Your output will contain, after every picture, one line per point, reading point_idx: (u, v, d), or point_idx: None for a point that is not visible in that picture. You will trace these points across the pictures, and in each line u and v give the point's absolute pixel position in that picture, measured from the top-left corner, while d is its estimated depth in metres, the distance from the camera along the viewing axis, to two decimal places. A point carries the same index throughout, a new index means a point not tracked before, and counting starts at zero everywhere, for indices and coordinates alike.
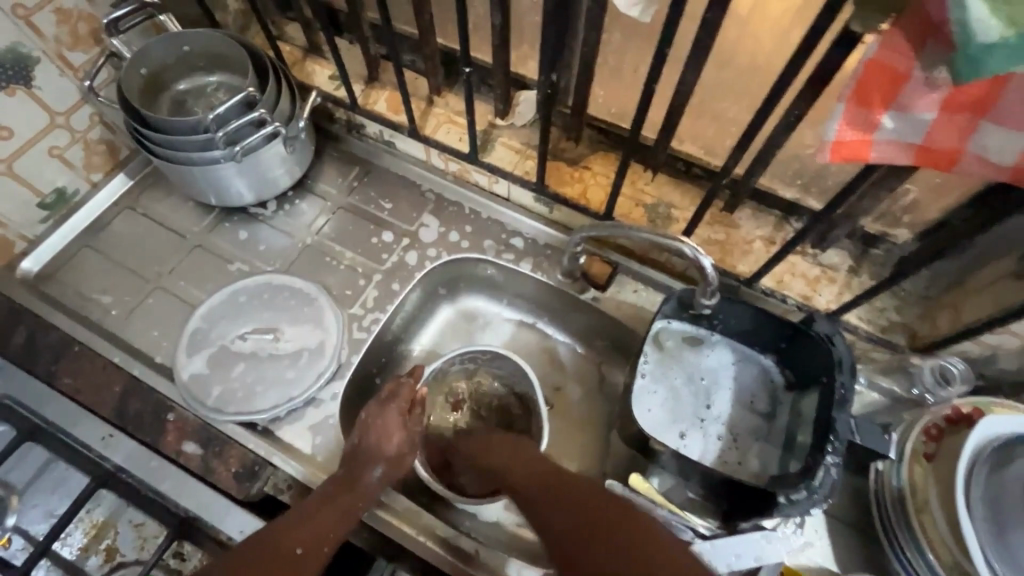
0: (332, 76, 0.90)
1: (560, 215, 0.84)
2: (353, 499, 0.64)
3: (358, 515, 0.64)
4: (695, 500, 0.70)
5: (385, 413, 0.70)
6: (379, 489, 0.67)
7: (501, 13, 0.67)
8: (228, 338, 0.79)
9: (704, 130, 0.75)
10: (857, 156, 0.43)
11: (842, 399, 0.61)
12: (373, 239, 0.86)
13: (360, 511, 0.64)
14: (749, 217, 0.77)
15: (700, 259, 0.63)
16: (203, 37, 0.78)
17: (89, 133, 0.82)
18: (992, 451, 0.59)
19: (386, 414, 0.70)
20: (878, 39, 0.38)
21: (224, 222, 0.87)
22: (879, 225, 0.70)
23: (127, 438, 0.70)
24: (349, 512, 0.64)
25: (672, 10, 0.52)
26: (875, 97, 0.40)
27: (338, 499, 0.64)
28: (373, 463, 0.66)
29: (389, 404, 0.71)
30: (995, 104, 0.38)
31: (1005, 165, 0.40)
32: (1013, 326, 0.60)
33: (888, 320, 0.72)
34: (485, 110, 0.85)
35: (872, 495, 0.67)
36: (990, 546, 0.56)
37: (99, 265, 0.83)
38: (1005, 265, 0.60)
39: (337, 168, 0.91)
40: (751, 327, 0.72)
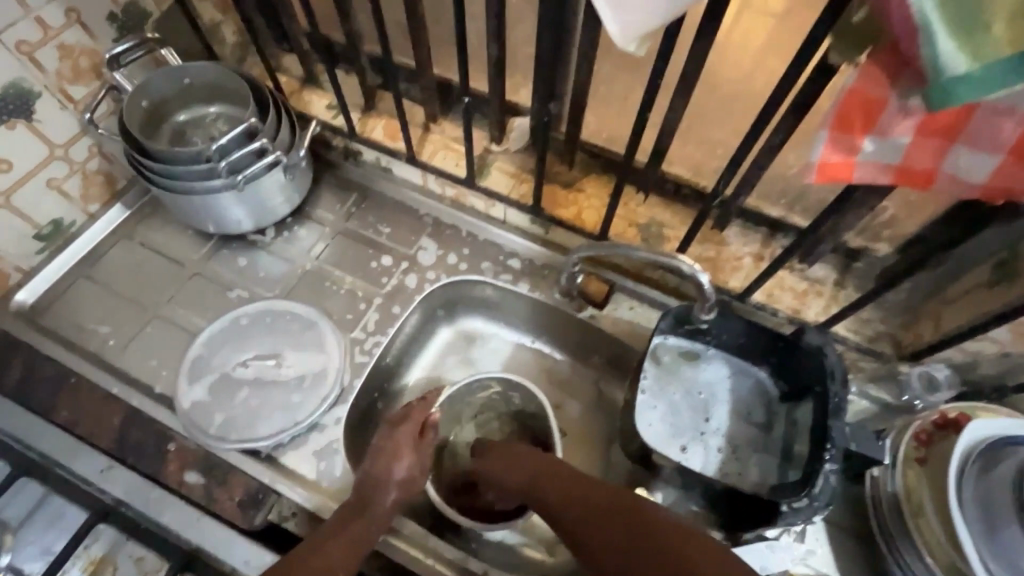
0: (329, 105, 0.92)
1: (556, 236, 0.87)
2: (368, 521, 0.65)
3: (371, 542, 0.64)
4: (698, 512, 0.71)
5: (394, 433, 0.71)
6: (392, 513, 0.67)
7: (497, 45, 0.70)
8: (229, 365, 0.79)
9: (692, 153, 0.79)
10: (842, 177, 0.46)
11: (837, 407, 0.63)
12: (373, 263, 0.87)
13: (374, 534, 0.65)
14: (738, 235, 0.80)
15: (697, 275, 0.65)
16: (203, 70, 0.80)
17: (87, 165, 0.82)
18: (979, 455, 0.62)
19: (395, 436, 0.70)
20: (857, 70, 0.41)
21: (222, 250, 0.87)
22: (860, 240, 0.75)
23: (127, 470, 0.69)
24: (359, 541, 0.64)
25: (663, 43, 0.55)
26: (856, 123, 0.43)
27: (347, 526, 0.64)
28: (385, 488, 0.67)
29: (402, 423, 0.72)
30: (964, 129, 0.41)
31: (977, 183, 0.44)
32: (992, 333, 0.63)
33: (873, 330, 0.75)
34: (481, 136, 0.87)
35: (869, 500, 0.69)
36: (984, 546, 0.58)
37: (96, 295, 0.83)
38: (980, 274, 0.64)
39: (335, 194, 0.93)
40: (744, 342, 0.74)
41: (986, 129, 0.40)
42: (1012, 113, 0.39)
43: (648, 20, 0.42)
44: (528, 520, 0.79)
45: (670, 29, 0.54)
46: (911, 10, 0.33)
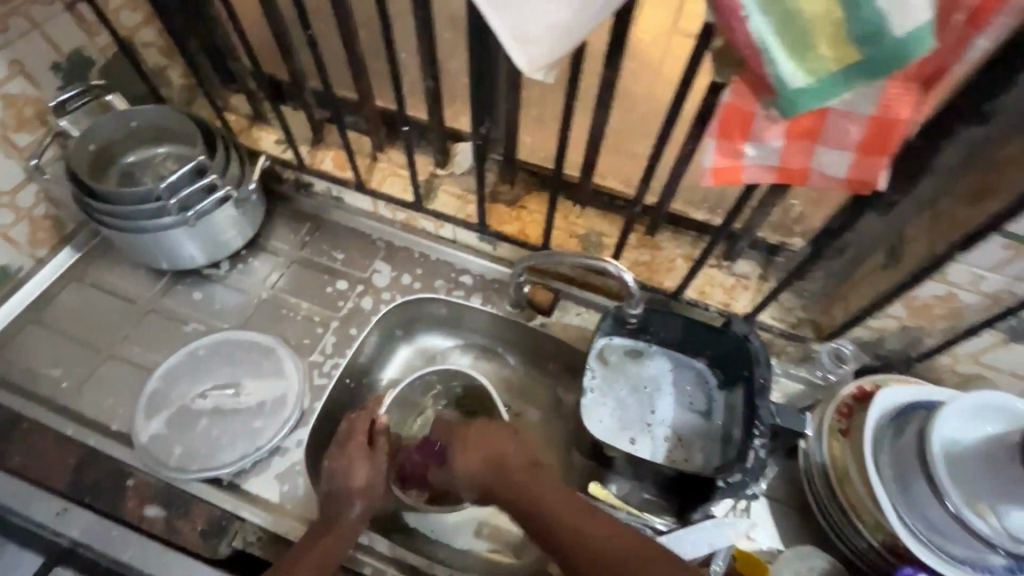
0: (278, 140, 0.96)
1: (503, 251, 0.92)
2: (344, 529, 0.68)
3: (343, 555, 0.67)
4: (652, 499, 0.75)
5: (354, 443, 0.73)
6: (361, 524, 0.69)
7: (431, 77, 0.76)
8: (187, 398, 0.79)
9: (621, 167, 0.86)
10: (732, 178, 0.53)
11: (762, 387, 0.69)
12: (329, 288, 0.90)
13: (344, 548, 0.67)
14: (669, 239, 0.87)
15: (623, 274, 0.71)
16: (149, 113, 0.83)
17: (34, 210, 0.83)
18: (890, 420, 0.69)
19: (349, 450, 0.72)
20: (729, 89, 0.47)
21: (176, 285, 0.88)
22: (777, 236, 0.82)
23: (84, 510, 0.69)
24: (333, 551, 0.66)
25: (574, 70, 0.62)
26: (735, 133, 0.50)
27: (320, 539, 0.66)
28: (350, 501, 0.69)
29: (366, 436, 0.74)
30: (822, 131, 0.48)
31: (843, 177, 0.50)
32: (890, 309, 0.70)
33: (795, 317, 0.82)
34: (426, 162, 0.92)
35: (803, 474, 0.75)
36: (900, 502, 0.65)
37: (46, 339, 0.83)
38: (876, 258, 0.72)
39: (288, 225, 0.96)
40: (681, 337, 0.80)
41: (838, 131, 0.47)
42: (854, 116, 0.46)
43: (551, 51, 0.47)
44: (494, 526, 0.81)
45: (578, 58, 0.61)
46: (752, 36, 0.40)
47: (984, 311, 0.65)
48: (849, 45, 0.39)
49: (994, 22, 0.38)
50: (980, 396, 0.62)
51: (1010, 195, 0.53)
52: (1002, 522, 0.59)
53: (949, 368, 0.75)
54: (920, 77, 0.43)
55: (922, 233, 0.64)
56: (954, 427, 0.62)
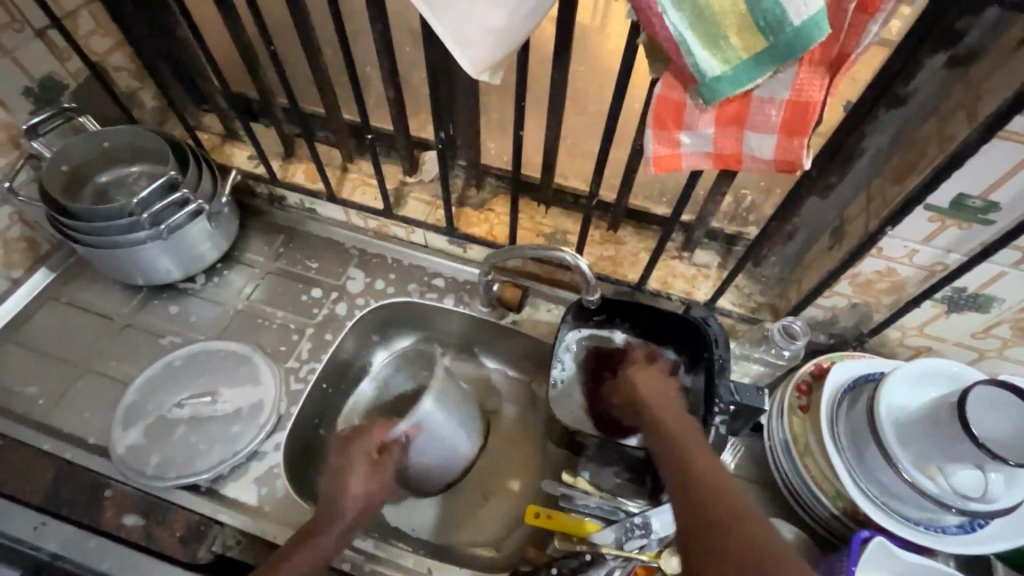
0: (250, 155, 0.98)
1: (474, 253, 0.94)
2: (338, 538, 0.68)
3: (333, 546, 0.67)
4: (623, 484, 0.77)
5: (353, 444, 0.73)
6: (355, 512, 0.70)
7: (392, 87, 0.79)
8: (164, 407, 0.80)
9: (581, 167, 0.89)
10: (672, 166, 0.56)
11: (722, 367, 0.73)
12: (303, 297, 0.92)
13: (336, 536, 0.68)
14: (632, 233, 0.90)
15: (580, 263, 0.74)
16: (122, 133, 0.85)
17: (8, 232, 0.85)
18: (845, 392, 0.72)
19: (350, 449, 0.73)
20: (659, 82, 0.51)
21: (152, 300, 0.90)
22: (733, 226, 0.86)
23: (61, 523, 0.70)
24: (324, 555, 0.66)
25: (522, 74, 0.65)
26: (670, 122, 0.53)
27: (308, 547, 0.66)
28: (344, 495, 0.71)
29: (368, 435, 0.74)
30: (747, 117, 0.52)
31: (772, 159, 0.54)
32: (838, 288, 0.74)
33: (754, 302, 0.86)
34: (395, 170, 0.96)
35: (768, 452, 0.77)
36: (856, 470, 0.68)
37: (22, 358, 0.84)
38: (823, 241, 0.76)
39: (262, 237, 0.98)
40: (644, 326, 0.83)
41: (761, 116, 0.51)
42: (774, 100, 0.49)
43: (491, 53, 0.51)
44: (473, 520, 0.83)
45: (526, 62, 0.64)
46: (669, 29, 0.44)
47: (922, 283, 0.69)
48: (755, 34, 0.43)
49: (884, 8, 0.43)
50: (921, 363, 0.66)
51: (927, 171, 0.58)
52: (949, 482, 0.62)
53: (900, 342, 0.78)
54: (827, 61, 0.47)
55: (860, 213, 0.68)
56: (900, 394, 0.66)
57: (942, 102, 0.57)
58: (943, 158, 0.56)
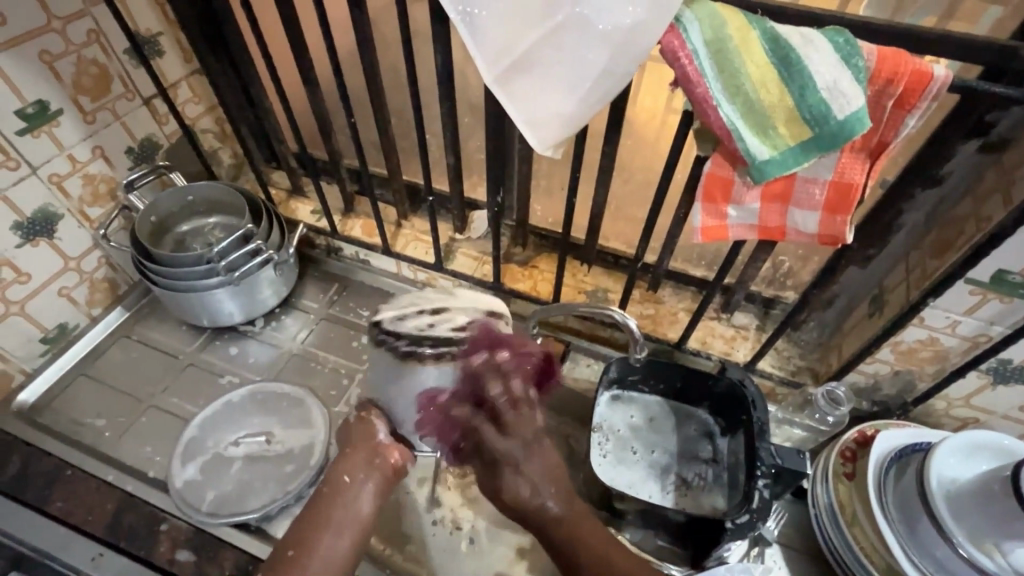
0: (313, 210, 1.07)
1: (516, 307, 0.99)
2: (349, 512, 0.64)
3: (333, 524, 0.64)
4: (665, 545, 0.76)
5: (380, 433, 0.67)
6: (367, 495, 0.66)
7: (453, 154, 0.87)
8: (221, 445, 0.84)
9: (623, 229, 0.95)
10: (719, 235, 0.61)
11: (761, 430, 0.74)
12: (354, 342, 0.97)
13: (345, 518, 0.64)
14: (671, 294, 0.94)
15: (627, 321, 0.76)
16: (205, 188, 0.94)
17: (95, 273, 0.93)
18: (892, 460, 0.72)
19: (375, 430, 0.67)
20: (709, 161, 0.56)
21: (215, 340, 0.96)
22: (771, 290, 0.89)
23: (119, 555, 0.72)
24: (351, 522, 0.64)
25: (578, 147, 0.72)
26: (718, 197, 0.58)
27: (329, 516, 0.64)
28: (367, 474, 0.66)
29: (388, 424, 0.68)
30: (792, 194, 0.56)
31: (815, 233, 0.58)
32: (880, 355, 0.75)
33: (793, 365, 0.87)
34: (446, 228, 1.03)
35: (813, 520, 0.76)
36: (908, 543, 0.66)
37: (93, 391, 0.89)
38: (863, 309, 0.78)
39: (318, 285, 1.05)
40: (682, 385, 0.85)
41: (805, 194, 0.55)
42: (817, 181, 0.54)
43: (560, 132, 0.56)
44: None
45: (582, 138, 0.71)
46: (723, 119, 0.49)
47: (966, 353, 0.70)
48: (802, 124, 0.48)
49: (920, 106, 0.47)
50: (971, 434, 0.66)
51: (966, 248, 0.60)
52: (1008, 560, 0.61)
53: (945, 413, 0.78)
54: (867, 148, 0.51)
55: (900, 282, 0.71)
56: (951, 465, 0.66)
57: (977, 183, 0.61)
58: (982, 236, 0.59)
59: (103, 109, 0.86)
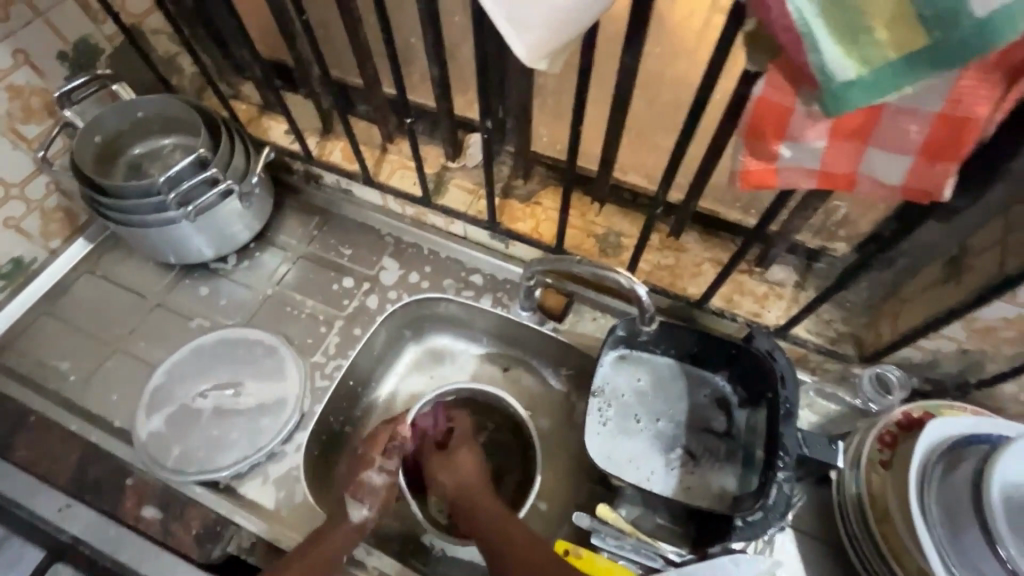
0: (287, 130, 0.93)
1: (516, 250, 0.86)
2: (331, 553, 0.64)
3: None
4: (664, 526, 0.69)
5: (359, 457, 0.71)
6: (353, 538, 0.66)
7: (437, 63, 0.70)
8: (189, 395, 0.78)
9: (644, 160, 0.79)
10: (764, 184, 0.45)
11: (788, 413, 0.62)
12: (334, 286, 0.87)
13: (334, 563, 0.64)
14: (696, 240, 0.80)
15: (636, 287, 0.65)
16: (154, 103, 0.81)
17: (46, 202, 0.83)
18: (942, 454, 0.60)
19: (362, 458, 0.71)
20: (762, 79, 0.40)
21: (184, 279, 0.87)
22: (818, 240, 0.74)
23: (84, 508, 0.68)
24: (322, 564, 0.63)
25: (587, 57, 0.55)
26: (769, 131, 0.42)
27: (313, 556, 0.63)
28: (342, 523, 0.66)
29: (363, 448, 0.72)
30: (874, 131, 0.40)
31: (899, 184, 0.43)
32: (947, 330, 0.62)
33: (835, 330, 0.74)
34: (437, 154, 0.88)
35: (836, 506, 0.68)
36: (948, 550, 0.57)
37: (57, 330, 0.83)
38: (933, 271, 0.63)
39: (297, 218, 0.93)
40: (698, 349, 0.74)
41: (895, 131, 0.40)
42: (916, 113, 0.38)
43: (550, 38, 0.42)
44: None
45: (591, 42, 0.54)
46: (791, 17, 0.33)
47: None
48: (915, 27, 0.32)
49: None
50: None
51: None
52: None
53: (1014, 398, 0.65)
54: (1006, 66, 0.35)
55: (990, 246, 0.56)
56: (1018, 469, 0.54)
57: None
58: None
59: (16, 2, 0.71)
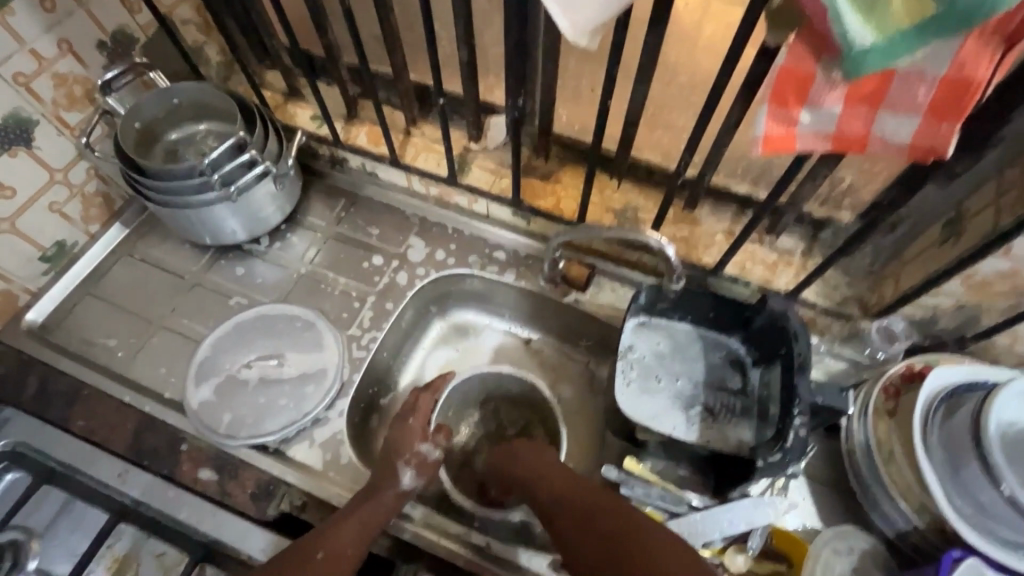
0: (313, 116, 0.96)
1: (538, 226, 0.91)
2: (382, 509, 0.68)
3: (374, 532, 0.66)
4: (687, 476, 0.74)
5: (405, 425, 0.75)
6: (402, 499, 0.69)
7: (467, 47, 0.74)
8: (234, 366, 0.83)
9: (659, 138, 0.84)
10: (786, 148, 0.50)
11: (802, 364, 0.68)
12: (364, 264, 0.91)
13: (383, 519, 0.67)
14: (709, 213, 0.84)
15: (665, 247, 0.70)
16: (190, 90, 0.84)
17: (86, 187, 0.86)
18: (942, 400, 0.66)
19: (408, 427, 0.75)
20: (785, 50, 0.45)
21: (220, 260, 0.91)
22: (823, 210, 0.79)
23: (142, 472, 0.73)
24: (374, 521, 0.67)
25: (617, 37, 0.59)
26: (791, 97, 0.47)
27: (363, 507, 0.67)
28: (394, 478, 0.70)
29: (409, 417, 0.76)
30: (886, 96, 0.45)
31: (907, 145, 0.47)
32: (946, 287, 0.67)
33: (840, 294, 0.80)
34: (460, 137, 0.92)
35: (844, 454, 0.73)
36: (949, 483, 0.63)
37: (101, 310, 0.87)
38: (932, 234, 0.69)
39: (324, 201, 0.97)
40: (714, 314, 0.79)
41: (904, 95, 0.44)
42: (924, 76, 0.43)
43: (594, 16, 0.46)
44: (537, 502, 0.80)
45: (621, 23, 0.58)
46: None
47: None
48: None
49: None
50: None
51: None
52: None
53: (1006, 349, 0.71)
54: (1003, 33, 0.40)
55: (985, 206, 0.61)
56: (1012, 408, 0.60)
57: None
58: None
59: None
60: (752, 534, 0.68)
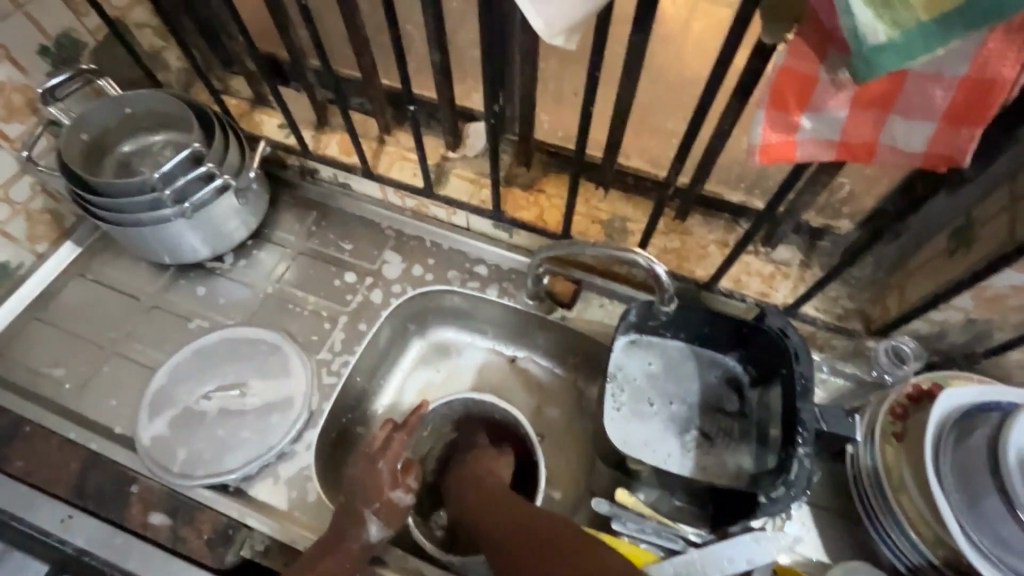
0: (280, 124, 0.90)
1: (521, 239, 0.85)
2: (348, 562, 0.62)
3: None
4: (682, 507, 0.69)
5: (372, 468, 0.66)
6: (369, 550, 0.64)
7: (439, 50, 0.69)
8: (192, 397, 0.76)
9: (647, 144, 0.80)
10: (784, 157, 0.45)
11: (804, 389, 0.63)
12: (336, 281, 0.85)
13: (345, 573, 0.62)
14: (701, 223, 0.79)
15: (654, 266, 0.65)
16: (142, 98, 0.78)
17: (31, 204, 0.80)
18: (954, 424, 0.61)
19: (375, 472, 0.66)
20: (784, 48, 0.40)
21: (180, 279, 0.85)
22: (821, 219, 0.74)
23: (88, 517, 0.67)
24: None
25: (599, 37, 0.54)
26: (791, 101, 0.42)
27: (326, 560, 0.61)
28: (361, 525, 0.64)
29: (376, 459, 0.67)
30: (897, 98, 0.40)
31: (920, 153, 0.43)
32: (956, 300, 0.63)
33: (842, 307, 0.75)
34: (436, 145, 0.86)
35: (851, 481, 0.68)
36: (964, 515, 0.58)
37: (49, 337, 0.80)
38: (938, 244, 0.64)
39: (293, 214, 0.91)
40: (709, 331, 0.74)
41: (917, 97, 0.40)
42: (940, 78, 0.38)
43: (570, 13, 0.41)
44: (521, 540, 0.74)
45: (602, 22, 0.53)
46: None
47: None
48: None
49: None
50: None
51: None
52: None
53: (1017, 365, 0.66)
54: None
55: (996, 215, 0.57)
56: None
57: None
58: None
59: None
60: (757, 571, 0.62)
